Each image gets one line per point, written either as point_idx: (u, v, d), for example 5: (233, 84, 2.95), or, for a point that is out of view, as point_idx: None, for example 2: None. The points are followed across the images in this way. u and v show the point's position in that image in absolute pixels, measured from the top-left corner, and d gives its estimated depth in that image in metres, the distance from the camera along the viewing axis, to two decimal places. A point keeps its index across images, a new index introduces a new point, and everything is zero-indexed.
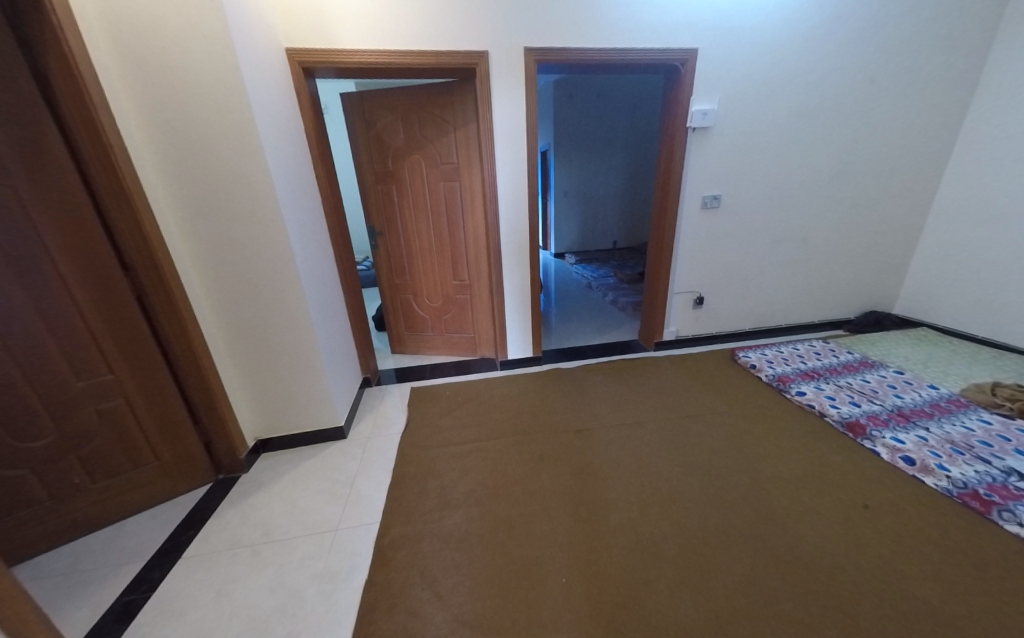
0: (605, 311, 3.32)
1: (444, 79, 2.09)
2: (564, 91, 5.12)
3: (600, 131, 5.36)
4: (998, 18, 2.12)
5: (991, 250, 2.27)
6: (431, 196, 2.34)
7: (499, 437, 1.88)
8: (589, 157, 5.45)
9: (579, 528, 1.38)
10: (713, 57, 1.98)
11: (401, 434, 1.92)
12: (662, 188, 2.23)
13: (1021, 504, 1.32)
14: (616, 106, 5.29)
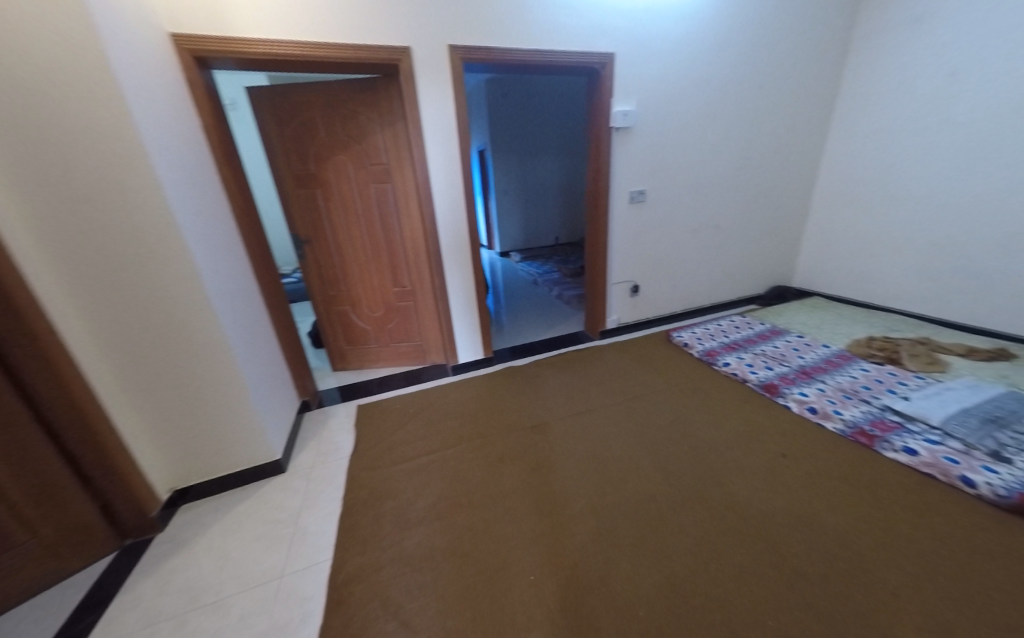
0: (551, 305, 3.39)
1: (364, 75, 1.97)
2: (496, 90, 5.14)
3: (534, 131, 5.46)
4: (850, 34, 2.53)
5: (859, 228, 2.71)
6: (361, 200, 2.20)
7: (456, 444, 1.83)
8: (525, 156, 5.54)
9: (543, 522, 1.39)
10: (630, 60, 2.10)
11: (349, 457, 1.78)
12: (593, 184, 2.33)
13: (894, 434, 1.60)
14: (547, 107, 5.43)
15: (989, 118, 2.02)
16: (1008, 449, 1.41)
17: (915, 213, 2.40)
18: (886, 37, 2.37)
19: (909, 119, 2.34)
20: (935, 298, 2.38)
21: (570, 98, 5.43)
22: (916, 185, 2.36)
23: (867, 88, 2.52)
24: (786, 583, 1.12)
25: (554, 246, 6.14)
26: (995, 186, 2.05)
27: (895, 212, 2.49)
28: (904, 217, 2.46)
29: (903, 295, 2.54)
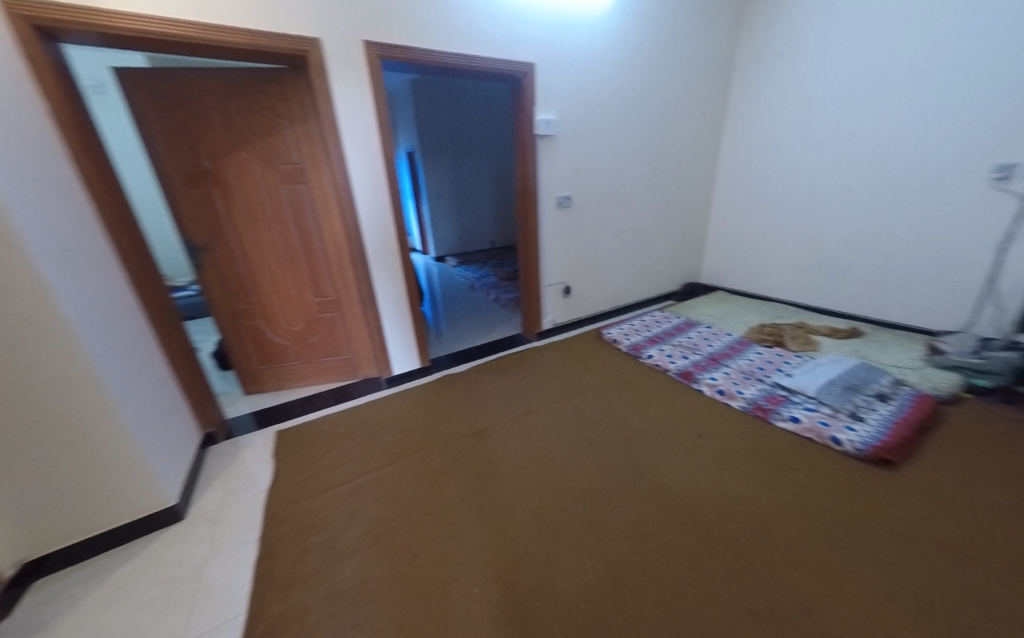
0: (488, 309, 3.39)
1: (267, 64, 1.78)
2: (422, 92, 5.03)
3: (464, 135, 5.44)
4: (732, 64, 2.93)
5: (749, 231, 3.14)
6: (271, 203, 1.99)
7: (393, 461, 1.73)
8: (457, 160, 5.49)
9: (486, 530, 1.37)
10: (550, 71, 2.19)
11: (267, 491, 1.58)
12: (522, 189, 2.38)
13: (782, 406, 1.88)
14: (477, 112, 5.44)
15: (835, 141, 2.49)
16: (861, 410, 1.74)
17: (789, 218, 2.85)
18: (759, 70, 2.79)
19: (779, 140, 2.78)
20: (807, 289, 2.85)
21: (499, 104, 5.50)
22: (789, 194, 2.81)
23: (748, 111, 2.93)
24: (706, 553, 1.25)
25: (490, 249, 6.17)
26: (841, 196, 2.52)
27: (774, 217, 2.93)
28: (780, 222, 2.91)
29: (784, 287, 2.99)
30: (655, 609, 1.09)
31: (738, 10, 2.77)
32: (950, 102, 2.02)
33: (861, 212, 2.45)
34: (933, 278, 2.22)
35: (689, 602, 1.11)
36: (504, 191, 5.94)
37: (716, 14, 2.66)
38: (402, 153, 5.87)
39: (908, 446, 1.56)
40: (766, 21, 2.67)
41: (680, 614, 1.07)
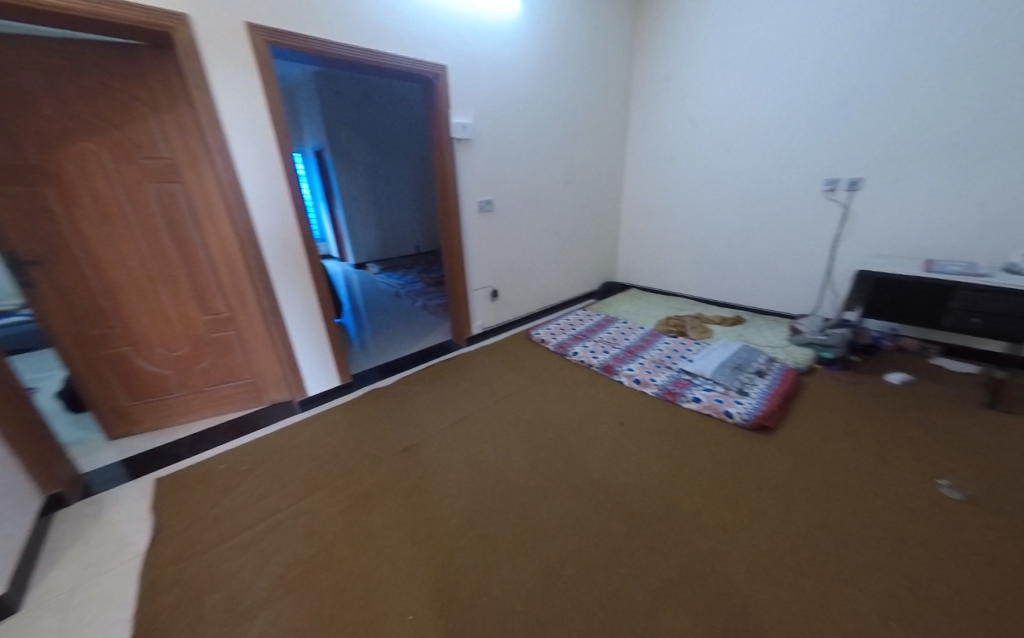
0: (415, 316, 3.26)
1: (117, 38, 1.47)
2: (329, 86, 4.65)
3: (380, 135, 5.15)
4: (630, 82, 3.22)
5: (653, 234, 3.48)
6: (133, 205, 1.65)
7: (311, 492, 1.56)
8: (373, 160, 5.18)
9: (420, 551, 1.31)
10: (462, 75, 2.17)
11: (145, 554, 1.31)
12: (441, 193, 2.32)
13: (687, 389, 2.12)
14: (392, 111, 5.18)
15: (715, 156, 2.88)
16: (746, 386, 2.04)
17: (684, 222, 3.22)
18: (653, 89, 3.11)
19: (672, 153, 3.13)
20: (701, 284, 3.26)
21: (416, 105, 5.28)
22: (682, 201, 3.18)
23: (645, 126, 3.25)
24: (630, 535, 1.36)
25: (415, 255, 5.95)
26: (722, 203, 2.93)
27: (672, 221, 3.30)
28: (676, 226, 3.28)
29: (683, 283, 3.38)
30: (588, 597, 1.16)
31: (632, 35, 3.06)
32: (792, 128, 2.47)
33: (737, 217, 2.88)
34: (790, 271, 2.71)
35: (617, 583, 1.19)
36: (427, 194, 5.77)
37: (614, 36, 2.91)
38: (309, 151, 5.33)
39: (780, 412, 1.87)
40: (655, 47, 2.99)
41: (610, 597, 1.15)
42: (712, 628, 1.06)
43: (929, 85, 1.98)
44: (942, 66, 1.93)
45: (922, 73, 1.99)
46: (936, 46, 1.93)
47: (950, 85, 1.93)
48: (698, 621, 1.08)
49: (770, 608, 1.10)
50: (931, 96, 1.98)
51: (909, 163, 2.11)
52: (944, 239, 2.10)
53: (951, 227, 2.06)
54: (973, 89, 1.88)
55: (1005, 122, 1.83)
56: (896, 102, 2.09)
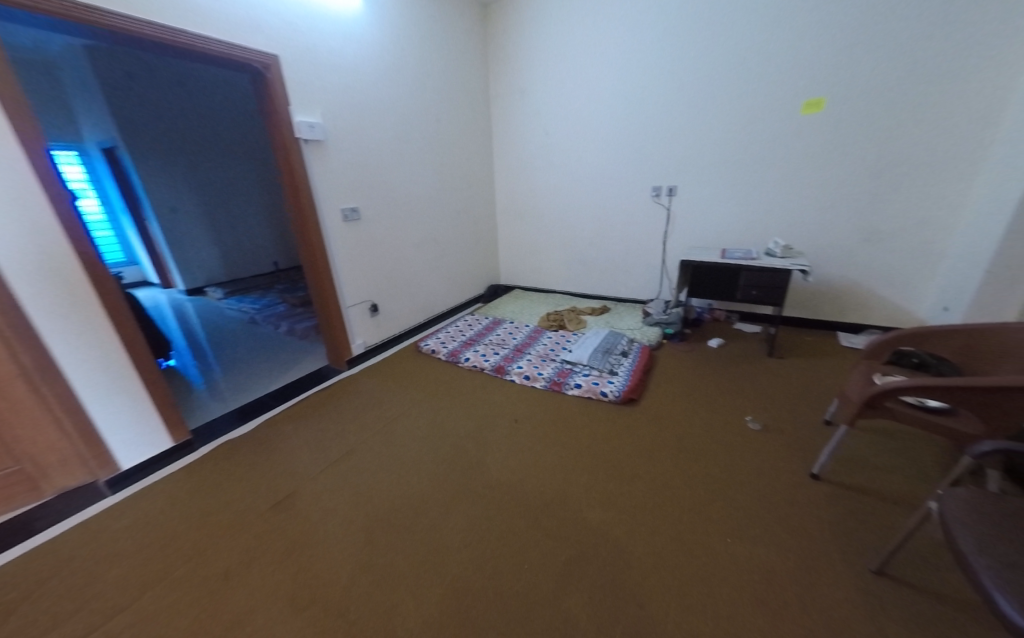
0: (279, 344, 2.81)
1: None
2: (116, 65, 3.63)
3: (203, 130, 4.25)
4: (488, 91, 3.33)
5: (526, 237, 3.70)
6: None
7: (140, 595, 1.20)
8: (198, 162, 4.28)
9: (304, 618, 1.13)
10: (299, 68, 1.92)
11: None
12: (293, 201, 2.04)
13: (569, 377, 2.31)
14: (218, 105, 4.28)
15: (569, 165, 3.20)
16: (615, 367, 2.34)
17: (552, 225, 3.50)
18: (510, 101, 3.28)
19: (534, 160, 3.36)
20: (572, 280, 3.60)
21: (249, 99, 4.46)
22: (548, 206, 3.45)
23: (507, 134, 3.41)
24: (531, 527, 1.42)
25: (273, 273, 5.20)
26: (580, 207, 3.29)
27: (541, 224, 3.55)
28: (546, 229, 3.55)
29: (558, 281, 3.69)
30: (494, 601, 1.17)
31: (483, 46, 3.18)
32: (624, 143, 2.90)
33: (593, 219, 3.26)
34: (638, 264, 3.20)
35: (521, 578, 1.23)
36: (278, 202, 5.09)
37: (465, 44, 2.96)
38: (95, 150, 4.16)
39: (641, 385, 2.20)
40: (507, 60, 3.17)
41: (516, 594, 1.18)
42: (604, 591, 1.18)
43: (708, 114, 2.56)
44: (714, 100, 2.52)
45: (704, 104, 2.56)
46: (709, 84, 2.51)
47: (720, 115, 2.53)
48: (592, 587, 1.19)
49: (646, 556, 1.28)
50: (710, 122, 2.57)
51: (703, 173, 2.70)
52: (730, 232, 2.75)
53: (733, 223, 2.71)
54: (734, 119, 2.50)
55: (754, 144, 2.49)
56: (690, 125, 2.64)
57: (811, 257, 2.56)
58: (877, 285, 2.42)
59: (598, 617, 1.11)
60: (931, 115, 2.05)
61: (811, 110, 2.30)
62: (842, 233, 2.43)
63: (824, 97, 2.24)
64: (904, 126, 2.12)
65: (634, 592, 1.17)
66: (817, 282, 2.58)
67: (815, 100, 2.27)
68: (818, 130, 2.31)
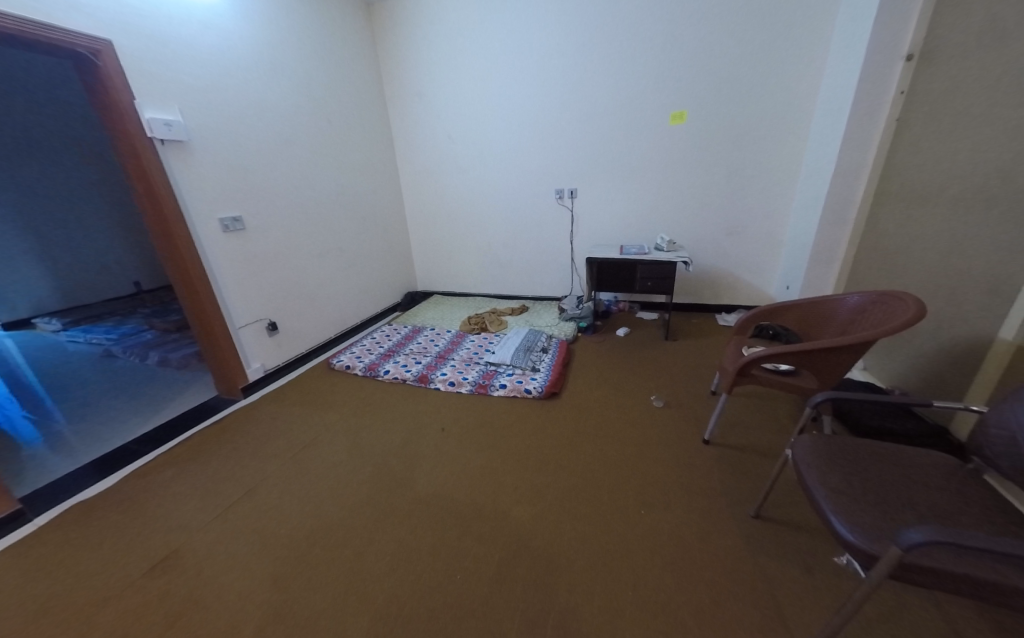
0: (148, 379, 2.38)
1: None
2: None
3: (11, 127, 3.44)
4: (384, 93, 3.21)
5: (440, 241, 3.64)
6: None
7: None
8: (9, 167, 3.49)
9: None
10: (143, 58, 1.65)
11: None
12: (154, 211, 1.75)
13: (493, 378, 2.33)
14: (32, 94, 3.48)
15: (476, 169, 3.22)
16: (536, 363, 2.41)
17: (465, 228, 3.49)
18: (409, 104, 3.20)
19: (441, 164, 3.32)
20: (490, 283, 3.64)
21: (77, 86, 3.67)
22: (459, 209, 3.44)
23: (409, 137, 3.32)
24: (461, 534, 1.39)
25: (133, 295, 4.43)
26: (491, 210, 3.33)
27: (454, 228, 3.53)
28: (460, 232, 3.53)
29: (477, 284, 3.69)
30: (427, 620, 1.12)
31: (372, 45, 3.04)
32: (525, 148, 3.01)
33: (504, 221, 3.33)
34: (550, 263, 3.34)
35: (451, 590, 1.20)
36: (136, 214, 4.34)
37: (351, 43, 2.81)
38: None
39: (561, 378, 2.30)
40: (401, 61, 3.08)
41: (445, 608, 1.14)
42: (535, 583, 1.20)
43: (595, 122, 2.77)
44: (599, 109, 2.73)
45: (591, 112, 2.75)
46: (593, 95, 2.71)
47: (605, 123, 2.75)
48: (524, 583, 1.21)
49: (571, 542, 1.34)
50: (597, 130, 2.78)
51: (598, 177, 2.92)
52: (626, 230, 3.01)
53: (628, 222, 2.98)
54: (616, 126, 2.74)
55: (635, 150, 2.76)
56: (580, 132, 2.83)
57: (692, 250, 2.91)
58: (741, 271, 2.85)
59: (531, 609, 1.13)
60: (764, 128, 2.47)
61: (677, 121, 2.61)
62: (713, 228, 2.80)
63: (685, 109, 2.57)
64: (748, 137, 2.52)
65: (561, 578, 1.21)
66: (700, 271, 2.95)
67: (679, 112, 2.58)
68: (685, 138, 2.63)
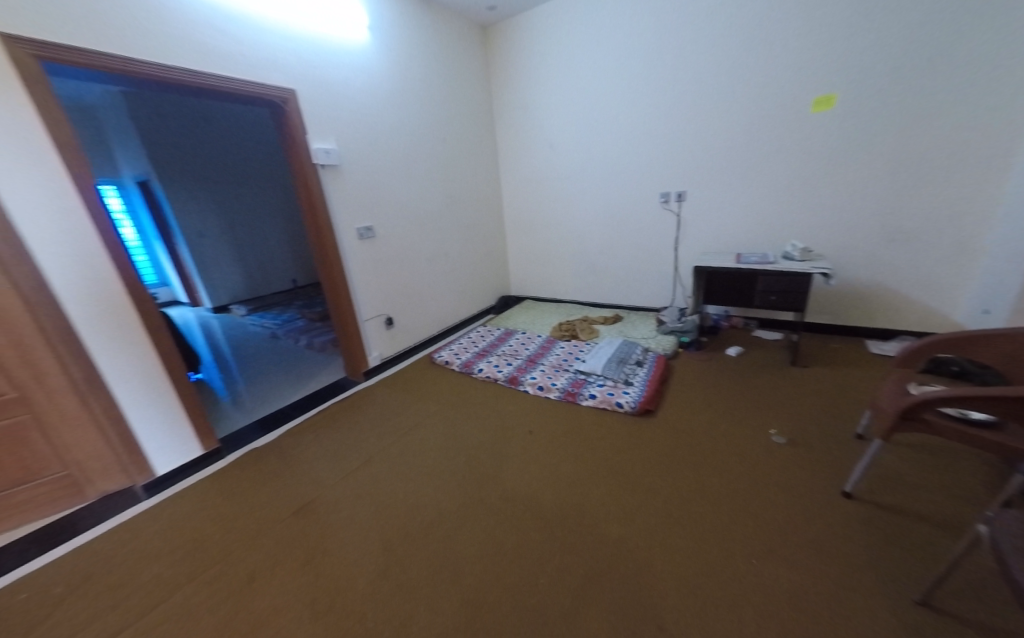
0: (299, 358, 2.95)
1: None
2: (146, 108, 4.00)
3: (226, 163, 4.64)
4: (493, 108, 3.43)
5: (536, 247, 3.72)
6: None
7: (173, 592, 1.28)
8: (224, 192, 4.69)
9: (323, 623, 1.15)
10: (315, 101, 2.07)
11: None
12: (312, 221, 2.15)
13: (583, 387, 2.28)
14: (237, 135, 4.67)
15: (576, 174, 3.22)
16: (630, 377, 2.29)
17: (560, 235, 3.52)
18: (514, 116, 3.37)
19: (541, 171, 3.40)
20: (583, 289, 3.59)
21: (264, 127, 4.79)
22: (556, 216, 3.48)
23: (512, 148, 3.48)
24: (545, 538, 1.40)
25: (291, 289, 5.54)
26: (589, 216, 3.28)
27: (550, 234, 3.57)
28: (556, 239, 3.56)
29: (569, 290, 3.68)
30: (511, 615, 1.14)
31: (485, 65, 3.28)
32: (628, 150, 2.91)
33: (601, 228, 3.26)
34: (649, 271, 3.15)
35: (538, 593, 1.20)
36: (298, 225, 5.42)
37: (468, 67, 3.08)
38: (132, 184, 4.52)
39: (657, 396, 2.14)
40: (510, 78, 3.26)
41: (530, 610, 1.15)
42: (624, 608, 1.13)
43: (712, 118, 2.54)
44: (718, 104, 2.49)
45: (708, 108, 2.54)
46: (711, 90, 2.50)
47: (724, 119, 2.50)
48: (610, 603, 1.15)
49: (668, 575, 1.22)
50: (715, 126, 2.54)
51: (712, 178, 2.66)
52: (746, 236, 2.67)
53: (749, 227, 2.63)
54: (739, 121, 2.46)
55: (762, 145, 2.44)
56: (694, 131, 2.62)
57: (834, 260, 2.43)
58: (906, 287, 2.28)
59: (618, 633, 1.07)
60: (954, 105, 1.94)
61: (821, 108, 2.23)
62: (866, 233, 2.30)
63: (834, 93, 2.18)
64: (927, 119, 2.01)
65: (654, 611, 1.12)
66: (843, 285, 2.45)
67: (825, 98, 2.21)
68: (830, 128, 2.23)
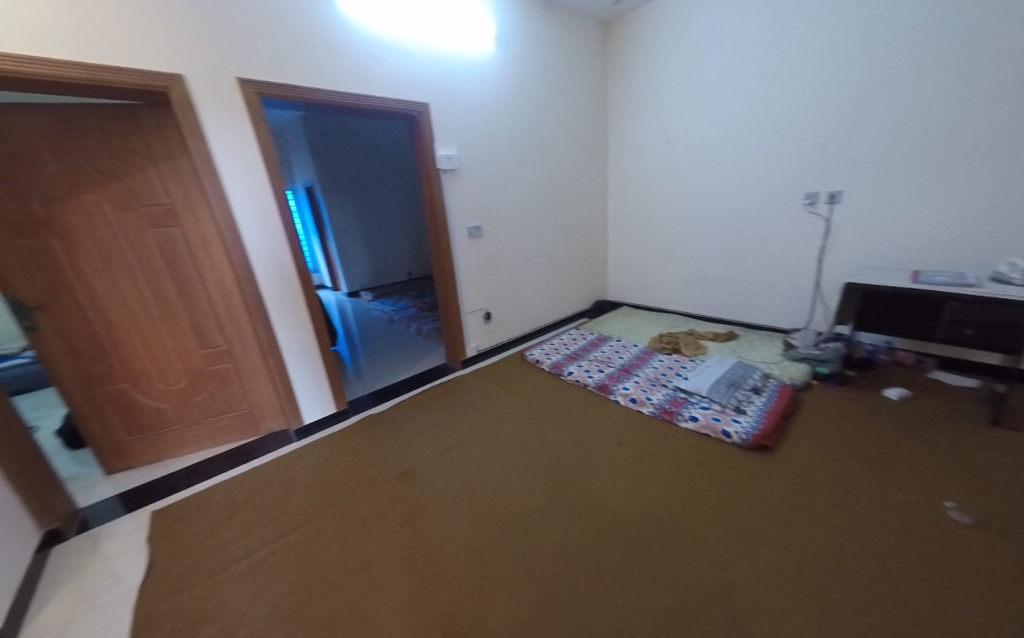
0: (409, 341, 3.34)
1: (143, 99, 1.57)
2: (315, 127, 4.98)
3: (367, 169, 5.48)
4: (607, 106, 3.34)
5: (640, 251, 3.52)
6: (158, 256, 1.73)
7: (309, 519, 1.59)
8: (363, 194, 5.53)
9: (415, 579, 1.29)
10: (445, 112, 2.29)
11: (141, 581, 1.35)
12: (432, 221, 2.40)
13: (683, 407, 2.09)
14: (376, 146, 5.49)
15: (694, 173, 2.94)
16: (742, 404, 2.01)
17: (669, 239, 3.26)
18: (628, 113, 3.23)
19: (653, 170, 3.20)
20: (690, 300, 3.27)
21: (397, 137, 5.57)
22: (666, 219, 3.23)
23: (624, 146, 3.34)
24: (629, 558, 1.33)
25: (406, 280, 6.28)
26: (707, 219, 2.97)
27: (657, 238, 3.34)
28: (664, 243, 3.31)
29: (674, 299, 3.39)
30: (586, 626, 1.12)
31: (603, 62, 3.20)
32: (764, 145, 2.55)
33: (720, 232, 2.92)
34: (778, 285, 2.72)
35: (616, 612, 1.15)
36: (416, 222, 6.10)
37: (585, 66, 3.04)
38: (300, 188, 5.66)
39: (776, 431, 1.84)
40: (628, 73, 3.12)
41: (608, 626, 1.11)
42: None
43: (891, 101, 2.05)
44: (904, 81, 2.00)
45: (886, 88, 2.06)
46: (894, 65, 2.01)
47: (911, 100, 1.99)
48: None
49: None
50: (894, 109, 2.04)
51: (883, 174, 2.15)
52: (930, 249, 2.09)
53: (932, 237, 2.07)
54: (934, 100, 1.94)
55: (969, 131, 1.87)
56: (862, 117, 2.16)
57: None
58: None
59: None
60: None
61: None
62: None
63: None
64: None
65: None
66: None
67: None
68: None
